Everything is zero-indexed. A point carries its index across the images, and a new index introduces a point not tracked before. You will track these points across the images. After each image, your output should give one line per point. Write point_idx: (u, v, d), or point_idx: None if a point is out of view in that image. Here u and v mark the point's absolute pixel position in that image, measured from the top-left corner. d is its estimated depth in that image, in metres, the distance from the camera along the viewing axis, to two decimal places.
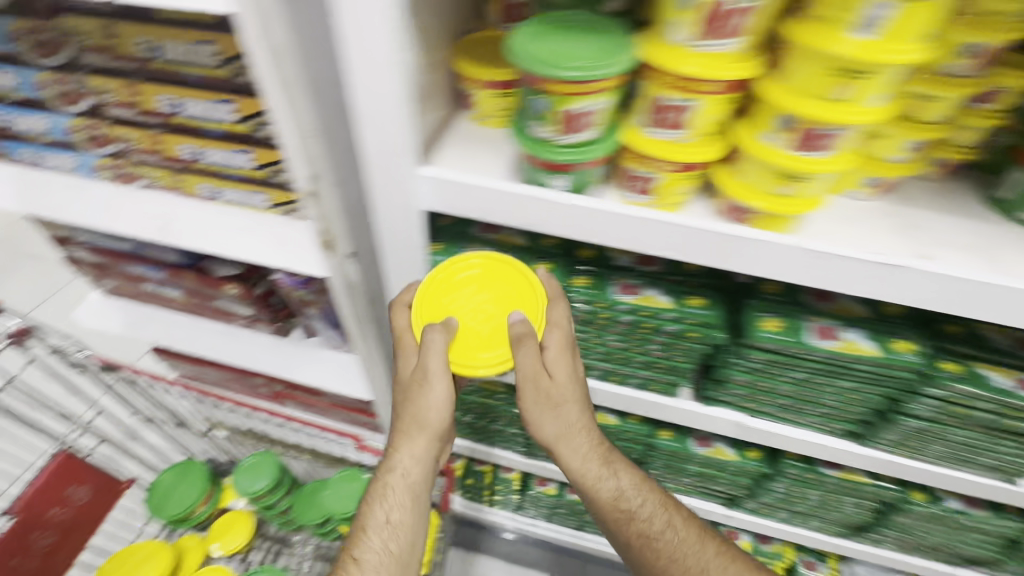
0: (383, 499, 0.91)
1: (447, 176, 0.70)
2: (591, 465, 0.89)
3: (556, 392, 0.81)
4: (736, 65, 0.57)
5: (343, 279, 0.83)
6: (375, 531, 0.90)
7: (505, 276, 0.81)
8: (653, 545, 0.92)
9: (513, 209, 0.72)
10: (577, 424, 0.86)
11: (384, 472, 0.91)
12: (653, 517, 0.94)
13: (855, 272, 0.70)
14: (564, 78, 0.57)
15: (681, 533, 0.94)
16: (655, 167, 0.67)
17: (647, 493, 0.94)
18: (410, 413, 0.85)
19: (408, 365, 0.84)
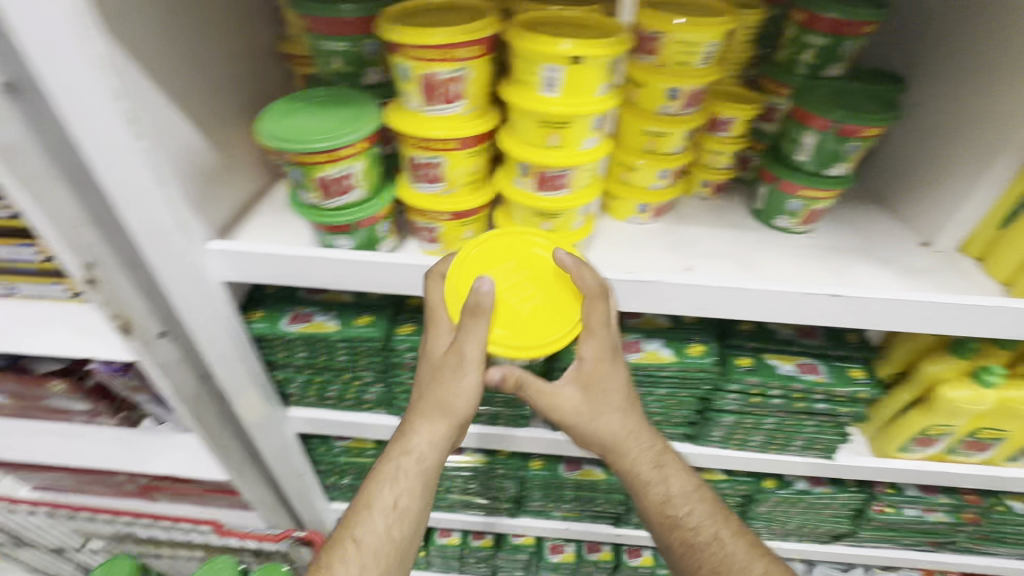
0: (382, 497, 0.75)
1: (236, 247, 0.72)
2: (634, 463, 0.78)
3: (603, 397, 0.75)
4: (466, 124, 0.64)
5: (156, 361, 0.80)
6: (363, 533, 0.74)
7: (564, 256, 0.72)
8: (698, 554, 0.77)
9: (306, 271, 0.74)
10: (619, 415, 0.76)
11: (386, 468, 0.75)
12: (700, 526, 0.78)
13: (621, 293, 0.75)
14: (315, 150, 0.60)
15: (729, 547, 0.77)
16: (434, 217, 0.73)
17: (700, 497, 0.80)
18: (442, 396, 0.71)
19: (440, 345, 0.72)
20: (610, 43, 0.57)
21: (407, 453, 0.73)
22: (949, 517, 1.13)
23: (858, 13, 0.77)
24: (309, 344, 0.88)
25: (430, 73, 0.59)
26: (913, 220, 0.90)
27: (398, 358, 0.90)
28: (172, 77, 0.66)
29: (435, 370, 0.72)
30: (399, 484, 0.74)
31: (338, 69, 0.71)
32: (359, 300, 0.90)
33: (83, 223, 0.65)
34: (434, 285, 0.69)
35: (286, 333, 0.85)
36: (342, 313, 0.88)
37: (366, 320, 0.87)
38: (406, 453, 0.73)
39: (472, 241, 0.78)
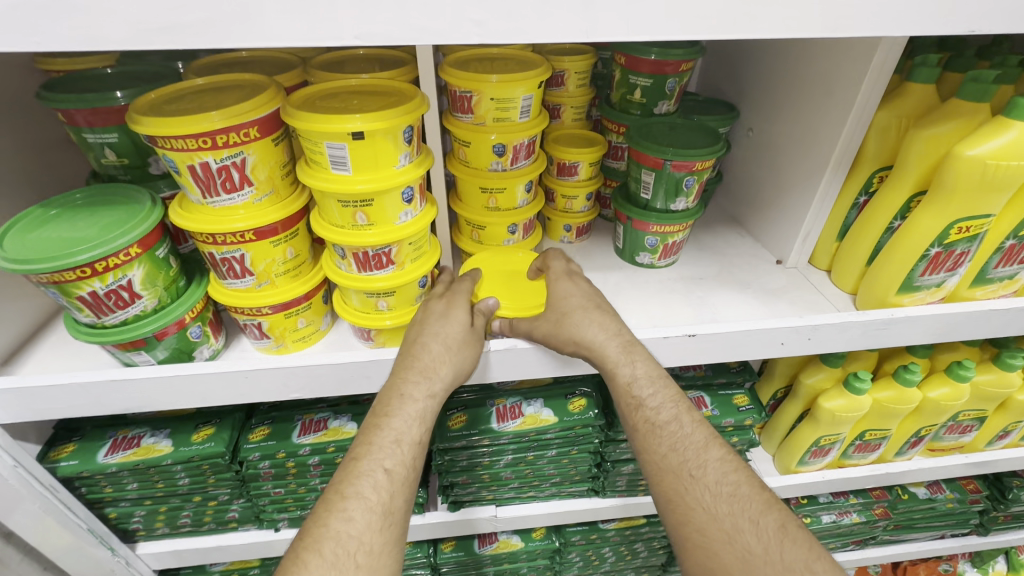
0: (392, 448, 0.59)
1: (8, 383, 0.59)
2: (615, 345, 0.65)
3: (574, 300, 0.68)
4: (263, 210, 0.57)
5: None
6: (357, 504, 0.55)
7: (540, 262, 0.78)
8: (667, 452, 0.64)
9: (101, 399, 0.62)
10: (596, 312, 0.67)
11: (386, 429, 0.60)
12: (660, 408, 0.66)
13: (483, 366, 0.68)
14: (81, 264, 0.51)
15: (688, 430, 0.65)
16: (253, 313, 0.64)
17: (666, 381, 0.67)
18: (440, 344, 0.63)
19: (461, 312, 0.65)
20: (397, 111, 0.52)
21: (408, 402, 0.61)
22: (862, 517, 1.15)
23: (673, 54, 0.79)
24: (139, 474, 0.75)
25: (202, 163, 0.52)
26: (763, 242, 0.91)
27: (251, 470, 0.78)
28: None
29: (425, 318, 0.65)
30: (400, 447, 0.60)
31: (118, 163, 0.62)
32: (199, 410, 0.79)
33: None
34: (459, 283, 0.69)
35: (105, 467, 0.72)
36: (175, 431, 0.75)
37: (205, 434, 0.76)
38: (407, 401, 0.61)
39: (310, 329, 0.69)
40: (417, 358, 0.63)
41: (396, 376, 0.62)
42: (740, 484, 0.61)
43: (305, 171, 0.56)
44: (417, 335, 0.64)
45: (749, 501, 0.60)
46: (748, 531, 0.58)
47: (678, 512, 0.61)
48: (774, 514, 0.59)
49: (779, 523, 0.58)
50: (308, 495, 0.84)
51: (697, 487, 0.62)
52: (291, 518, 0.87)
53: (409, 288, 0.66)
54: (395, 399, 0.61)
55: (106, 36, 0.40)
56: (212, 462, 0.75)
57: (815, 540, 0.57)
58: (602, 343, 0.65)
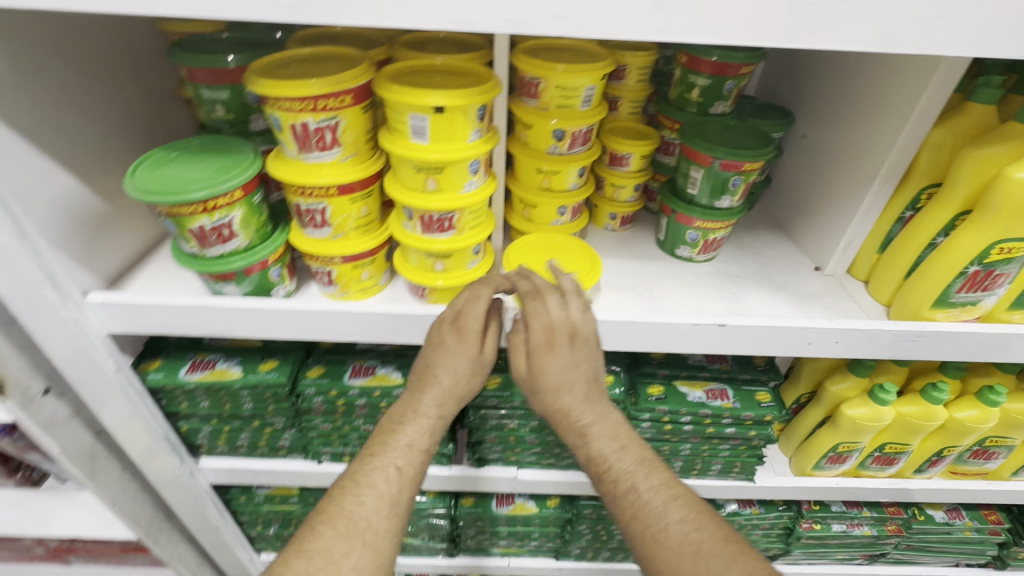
0: (397, 453, 0.70)
1: (117, 298, 0.70)
2: (580, 420, 0.72)
3: (559, 363, 0.70)
4: (346, 170, 0.65)
5: (38, 421, 0.76)
6: (369, 494, 0.67)
7: (575, 249, 0.82)
8: (628, 511, 0.70)
9: (191, 320, 0.71)
10: (569, 391, 0.71)
11: (402, 432, 0.71)
12: (620, 479, 0.71)
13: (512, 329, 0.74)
14: (193, 201, 0.60)
15: (647, 496, 0.69)
16: (325, 262, 0.72)
17: (625, 449, 0.72)
18: (449, 375, 0.70)
19: (467, 347, 0.70)
20: (473, 91, 0.58)
21: (420, 417, 0.71)
22: (873, 530, 1.16)
23: (734, 57, 0.82)
24: (211, 393, 0.85)
25: (302, 123, 0.60)
26: (803, 247, 0.94)
27: (307, 404, 0.88)
28: (43, 129, 0.64)
29: (437, 346, 0.70)
30: (411, 452, 0.70)
31: (225, 117, 0.71)
32: (265, 344, 0.89)
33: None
34: (473, 308, 0.69)
35: (185, 383, 0.82)
36: (246, 360, 0.85)
37: (270, 365, 0.85)
38: (419, 417, 0.71)
39: (371, 282, 0.77)
40: (427, 383, 0.71)
41: (410, 391, 0.72)
42: (701, 542, 0.65)
43: (386, 137, 0.64)
44: (427, 360, 0.70)
45: (712, 557, 0.63)
46: None
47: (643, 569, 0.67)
48: (737, 568, 0.62)
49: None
50: (351, 433, 0.93)
51: (662, 550, 0.66)
52: (334, 453, 0.97)
53: (464, 254, 0.73)
54: (408, 413, 0.71)
55: (247, 6, 0.47)
56: (273, 392, 0.85)
57: None
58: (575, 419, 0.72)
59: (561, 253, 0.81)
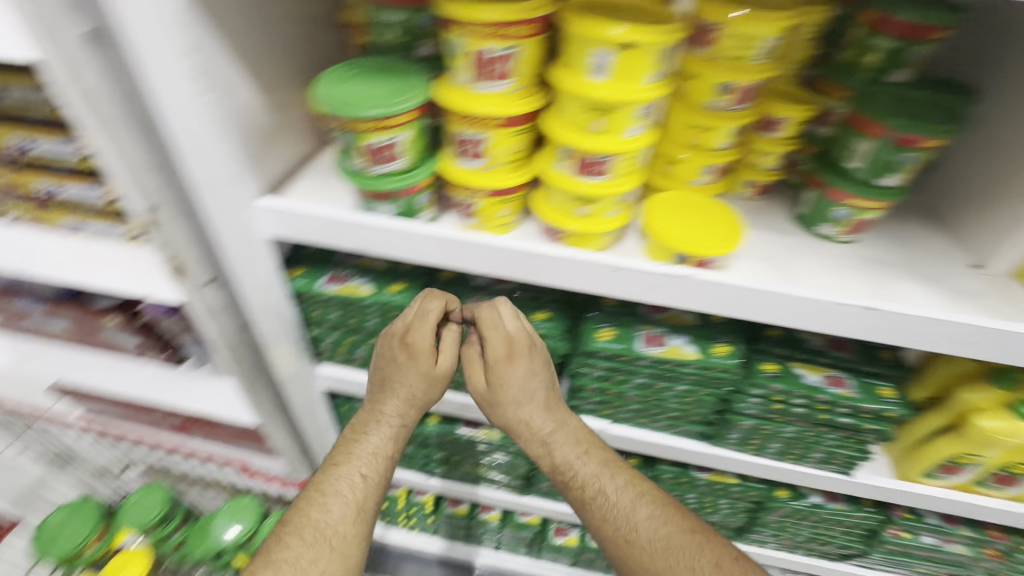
0: (359, 462, 0.90)
1: (283, 204, 0.75)
2: (534, 428, 0.88)
3: (509, 374, 0.84)
4: (513, 103, 0.65)
5: (203, 305, 0.86)
6: (334, 503, 0.86)
7: (715, 208, 0.79)
8: (598, 511, 0.85)
9: (344, 234, 0.76)
10: (529, 401, 0.86)
11: (364, 444, 0.91)
12: (587, 483, 0.86)
13: (643, 282, 0.74)
14: (367, 118, 0.63)
15: (615, 498, 0.85)
16: (471, 193, 0.74)
17: (586, 456, 0.87)
18: (405, 392, 0.90)
19: (423, 363, 0.87)
20: (659, 30, 0.56)
21: (383, 425, 0.91)
22: (968, 550, 1.10)
23: (932, 18, 0.73)
24: (342, 307, 0.91)
25: (482, 49, 0.60)
26: (962, 241, 0.85)
27: None
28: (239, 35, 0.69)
29: (395, 369, 0.88)
30: (375, 458, 0.90)
31: (394, 40, 0.73)
32: (393, 268, 0.94)
33: (152, 168, 0.69)
34: (422, 326, 0.83)
35: (323, 293, 0.89)
36: (376, 279, 0.91)
37: (398, 288, 0.90)
38: (379, 427, 0.91)
39: (508, 220, 0.79)
40: (388, 395, 0.90)
41: (370, 408, 0.93)
42: (669, 535, 0.82)
43: (557, 72, 0.63)
44: (386, 380, 0.90)
45: (682, 548, 0.81)
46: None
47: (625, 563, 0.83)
48: (706, 556, 0.80)
49: (711, 561, 0.80)
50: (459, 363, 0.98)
51: (633, 548, 0.83)
52: None
53: (608, 202, 0.72)
54: (373, 423, 0.91)
55: None
56: (399, 313, 0.90)
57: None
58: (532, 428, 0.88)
59: (701, 212, 0.78)
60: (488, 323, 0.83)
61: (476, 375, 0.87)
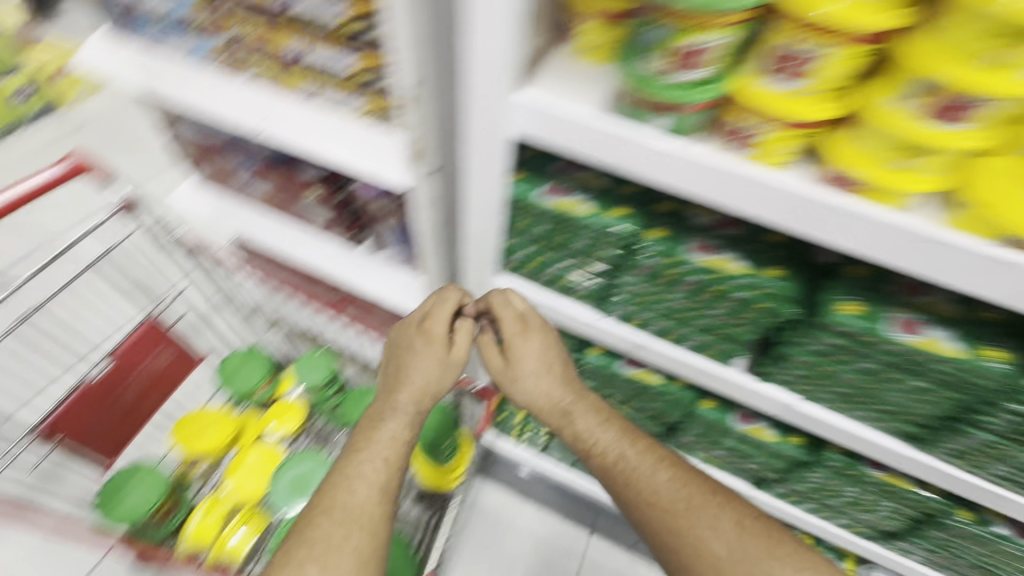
0: (377, 444, 0.92)
1: (545, 103, 0.69)
2: (542, 397, 0.99)
3: (527, 346, 0.99)
4: (881, 13, 0.52)
5: (426, 193, 0.85)
6: (358, 484, 0.86)
7: None
8: (624, 476, 0.91)
9: (603, 146, 0.69)
10: (543, 371, 0.99)
11: (384, 426, 0.94)
12: (608, 451, 0.94)
13: (953, 262, 0.62)
14: (688, 9, 0.55)
15: (633, 459, 0.92)
16: (763, 120, 0.63)
17: (604, 423, 0.96)
18: (417, 372, 1.00)
19: (432, 348, 1.00)
20: None
21: (399, 410, 0.97)
22: None
23: None
24: (554, 222, 0.87)
25: None
26: None
27: (634, 262, 0.86)
28: None
29: (412, 354, 1.02)
30: (395, 439, 0.94)
31: None
32: (613, 188, 0.87)
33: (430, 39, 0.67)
34: (439, 306, 1.00)
35: (540, 204, 0.85)
36: (599, 199, 0.85)
37: (619, 213, 0.84)
38: (395, 411, 0.97)
39: (789, 158, 0.66)
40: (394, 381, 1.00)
41: (386, 396, 1.00)
42: (688, 495, 0.88)
43: None
44: (403, 371, 1.00)
45: (697, 505, 0.87)
46: (710, 535, 0.84)
47: (661, 533, 0.87)
48: (728, 514, 0.87)
49: (732, 520, 0.86)
50: (656, 303, 0.91)
51: (653, 508, 0.89)
52: (622, 314, 0.98)
53: (944, 158, 0.58)
54: (391, 407, 0.97)
55: None
56: (615, 240, 0.85)
57: (759, 527, 0.85)
58: (532, 399, 1.00)
59: None
60: (500, 304, 0.99)
61: (491, 355, 1.04)
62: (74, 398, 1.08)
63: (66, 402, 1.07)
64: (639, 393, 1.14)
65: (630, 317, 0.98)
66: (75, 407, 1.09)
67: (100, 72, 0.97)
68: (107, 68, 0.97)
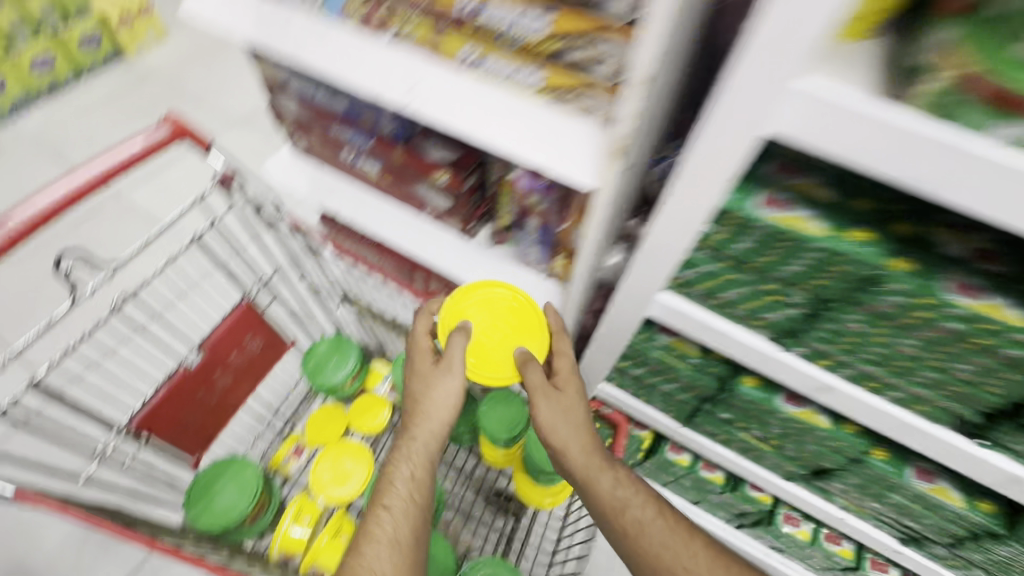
0: (397, 484, 0.87)
1: (832, 96, 0.49)
2: (574, 448, 0.91)
3: (567, 398, 0.93)
4: None
5: (607, 200, 0.69)
6: (365, 547, 0.79)
7: None
8: (638, 533, 0.85)
9: (908, 160, 0.49)
10: (584, 422, 0.93)
11: (388, 470, 0.89)
12: (623, 506, 0.87)
13: None
14: None
15: (655, 519, 0.87)
16: None
17: (625, 483, 0.90)
18: (422, 407, 0.93)
19: (424, 363, 0.97)
20: None
21: (399, 463, 0.89)
22: None
23: None
24: (770, 241, 0.69)
25: None
26: None
27: (867, 298, 0.68)
28: None
29: (426, 386, 0.93)
30: (408, 484, 0.88)
31: None
32: (842, 204, 0.67)
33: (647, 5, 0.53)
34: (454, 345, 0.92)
35: (758, 219, 0.67)
36: (830, 215, 0.66)
37: (860, 236, 0.65)
38: (401, 466, 0.89)
39: None
40: (410, 441, 0.92)
41: (392, 453, 0.92)
42: (704, 555, 0.83)
43: None
44: (414, 401, 0.94)
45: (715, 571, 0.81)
46: None
47: None
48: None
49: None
50: (874, 346, 0.74)
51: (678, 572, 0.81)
52: (811, 350, 0.81)
53: None
54: (397, 460, 0.90)
55: None
56: (845, 272, 0.67)
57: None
58: (568, 433, 0.91)
59: None
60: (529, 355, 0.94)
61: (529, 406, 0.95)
62: (169, 388, 0.99)
63: (157, 395, 0.98)
64: (796, 434, 0.97)
65: (824, 355, 0.81)
66: (170, 396, 1.00)
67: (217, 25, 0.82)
68: (224, 19, 0.82)
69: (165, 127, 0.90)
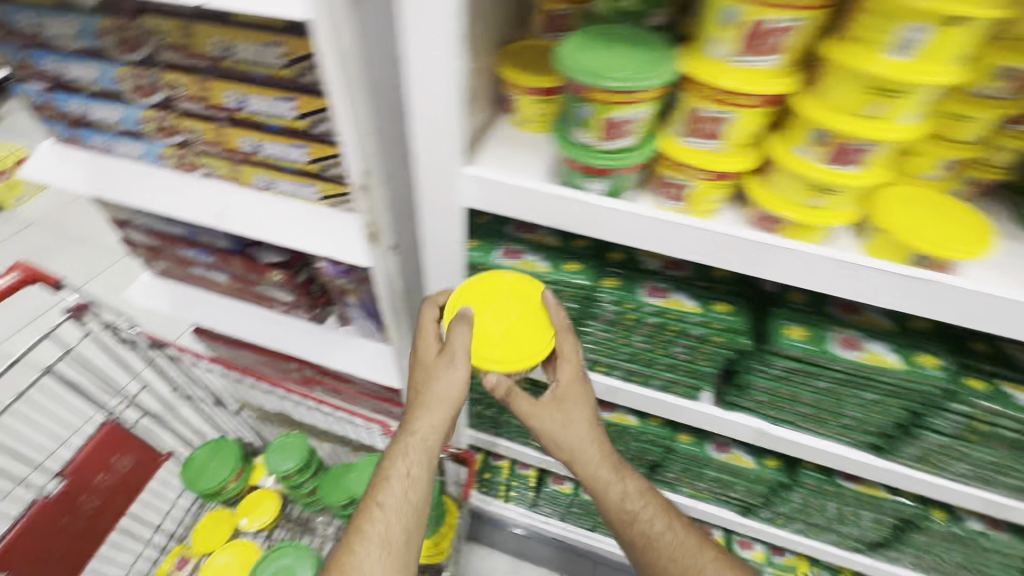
0: (392, 485, 0.86)
1: (489, 177, 0.73)
2: (586, 456, 0.89)
3: (575, 403, 0.86)
4: (772, 81, 0.59)
5: (384, 271, 0.89)
6: (358, 548, 0.82)
7: (953, 223, 0.66)
8: (632, 526, 0.93)
9: (550, 210, 0.73)
10: (593, 427, 0.88)
11: (385, 468, 0.87)
12: (627, 507, 0.92)
13: (817, 268, 0.69)
14: (609, 88, 0.60)
15: (654, 518, 0.93)
16: (691, 175, 0.68)
17: (635, 484, 0.93)
18: (423, 421, 0.84)
19: (427, 352, 0.86)
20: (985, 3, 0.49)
21: (392, 476, 0.86)
22: None
23: None
24: None
25: (762, 20, 0.55)
26: None
27: (595, 311, 0.89)
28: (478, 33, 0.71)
29: (432, 376, 0.82)
30: (403, 483, 0.85)
31: (627, 7, 0.69)
32: (562, 246, 0.91)
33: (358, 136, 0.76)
34: (456, 344, 0.80)
35: (499, 266, 0.88)
36: (551, 256, 0.89)
37: (574, 266, 0.88)
38: (392, 472, 0.86)
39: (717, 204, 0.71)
40: (404, 451, 0.85)
41: (391, 452, 0.87)
42: (686, 541, 0.94)
43: (830, 44, 0.57)
44: (413, 402, 0.85)
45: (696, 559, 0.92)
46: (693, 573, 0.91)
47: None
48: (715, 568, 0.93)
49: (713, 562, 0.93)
50: (622, 347, 0.94)
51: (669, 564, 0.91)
52: (590, 361, 1.01)
53: (848, 196, 0.65)
54: (390, 465, 0.86)
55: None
56: (573, 292, 0.88)
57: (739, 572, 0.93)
58: (580, 437, 0.88)
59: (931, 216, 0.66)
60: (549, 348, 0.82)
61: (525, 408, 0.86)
62: (29, 519, 1.01)
63: (15, 529, 0.99)
64: (618, 436, 1.15)
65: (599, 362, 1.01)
66: (30, 528, 1.02)
67: (49, 182, 0.96)
68: (56, 176, 0.97)
69: (17, 274, 0.97)
